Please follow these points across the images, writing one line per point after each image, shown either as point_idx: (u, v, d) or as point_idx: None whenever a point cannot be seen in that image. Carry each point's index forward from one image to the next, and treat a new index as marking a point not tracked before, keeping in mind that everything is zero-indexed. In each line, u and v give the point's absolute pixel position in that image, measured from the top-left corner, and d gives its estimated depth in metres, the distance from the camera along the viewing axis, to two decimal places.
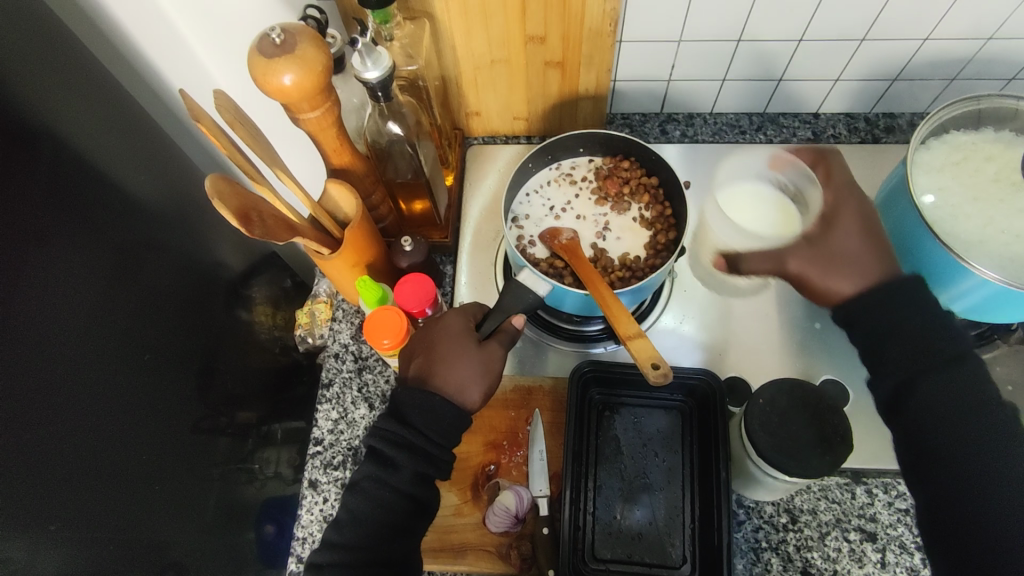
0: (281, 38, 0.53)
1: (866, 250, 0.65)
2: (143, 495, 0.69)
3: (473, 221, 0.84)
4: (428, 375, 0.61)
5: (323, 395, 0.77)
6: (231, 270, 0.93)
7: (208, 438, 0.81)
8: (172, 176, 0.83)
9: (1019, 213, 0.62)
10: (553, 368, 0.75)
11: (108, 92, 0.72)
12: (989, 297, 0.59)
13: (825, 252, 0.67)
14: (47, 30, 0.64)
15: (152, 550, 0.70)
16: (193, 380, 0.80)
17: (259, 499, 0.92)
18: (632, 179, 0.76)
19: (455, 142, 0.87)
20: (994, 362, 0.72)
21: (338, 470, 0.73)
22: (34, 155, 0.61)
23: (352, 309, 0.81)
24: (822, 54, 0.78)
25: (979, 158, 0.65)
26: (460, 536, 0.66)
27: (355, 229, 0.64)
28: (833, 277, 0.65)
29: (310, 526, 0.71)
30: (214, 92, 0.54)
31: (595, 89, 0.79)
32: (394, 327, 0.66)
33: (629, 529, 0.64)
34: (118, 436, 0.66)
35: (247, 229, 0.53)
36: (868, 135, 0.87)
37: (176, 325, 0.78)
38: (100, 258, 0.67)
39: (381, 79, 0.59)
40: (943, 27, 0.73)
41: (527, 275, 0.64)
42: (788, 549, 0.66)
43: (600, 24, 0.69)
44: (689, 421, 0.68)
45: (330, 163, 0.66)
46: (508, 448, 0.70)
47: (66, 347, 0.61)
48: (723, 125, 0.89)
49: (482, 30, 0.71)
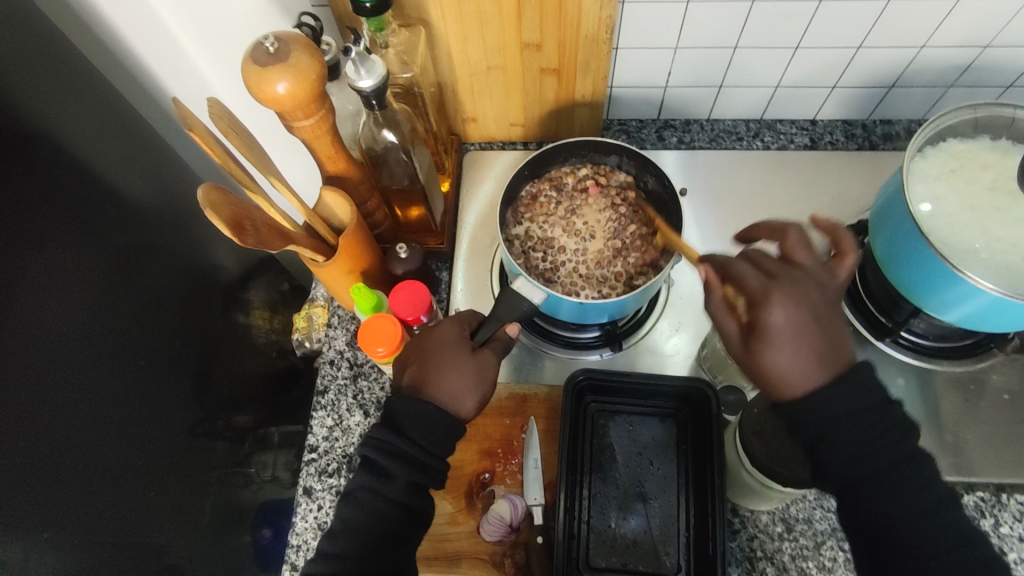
0: (275, 46, 0.53)
1: (829, 341, 0.52)
2: (137, 500, 0.69)
3: (469, 227, 0.84)
4: (422, 385, 0.60)
5: (317, 403, 0.76)
6: (227, 273, 0.93)
7: (204, 441, 0.80)
8: (168, 180, 0.83)
9: (1015, 222, 0.62)
10: (549, 376, 0.76)
11: (102, 96, 0.72)
12: (985, 308, 0.58)
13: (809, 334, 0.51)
14: (44, 39, 0.65)
15: (147, 554, 0.69)
16: (189, 382, 0.79)
17: (256, 502, 0.91)
18: (545, 184, 0.78)
19: (451, 147, 0.87)
20: (991, 370, 0.72)
21: (333, 477, 0.73)
22: (30, 161, 0.61)
23: (347, 315, 0.82)
24: (818, 61, 0.78)
25: (975, 166, 0.65)
26: (454, 545, 0.66)
27: (349, 237, 0.64)
28: (796, 364, 0.51)
29: (304, 534, 0.71)
30: (208, 101, 0.53)
31: (591, 96, 0.79)
32: (388, 334, 0.65)
33: (624, 538, 0.64)
34: (113, 440, 0.66)
35: (240, 238, 0.53)
36: (865, 142, 0.87)
37: (172, 328, 0.78)
38: (95, 261, 0.67)
39: (375, 88, 0.59)
40: (940, 35, 0.72)
41: (521, 283, 0.64)
42: (783, 558, 0.66)
43: (596, 31, 0.69)
44: (683, 430, 0.68)
45: (325, 170, 0.65)
46: (502, 456, 0.70)
47: (62, 350, 0.61)
48: (720, 131, 0.89)
49: (478, 37, 0.71)
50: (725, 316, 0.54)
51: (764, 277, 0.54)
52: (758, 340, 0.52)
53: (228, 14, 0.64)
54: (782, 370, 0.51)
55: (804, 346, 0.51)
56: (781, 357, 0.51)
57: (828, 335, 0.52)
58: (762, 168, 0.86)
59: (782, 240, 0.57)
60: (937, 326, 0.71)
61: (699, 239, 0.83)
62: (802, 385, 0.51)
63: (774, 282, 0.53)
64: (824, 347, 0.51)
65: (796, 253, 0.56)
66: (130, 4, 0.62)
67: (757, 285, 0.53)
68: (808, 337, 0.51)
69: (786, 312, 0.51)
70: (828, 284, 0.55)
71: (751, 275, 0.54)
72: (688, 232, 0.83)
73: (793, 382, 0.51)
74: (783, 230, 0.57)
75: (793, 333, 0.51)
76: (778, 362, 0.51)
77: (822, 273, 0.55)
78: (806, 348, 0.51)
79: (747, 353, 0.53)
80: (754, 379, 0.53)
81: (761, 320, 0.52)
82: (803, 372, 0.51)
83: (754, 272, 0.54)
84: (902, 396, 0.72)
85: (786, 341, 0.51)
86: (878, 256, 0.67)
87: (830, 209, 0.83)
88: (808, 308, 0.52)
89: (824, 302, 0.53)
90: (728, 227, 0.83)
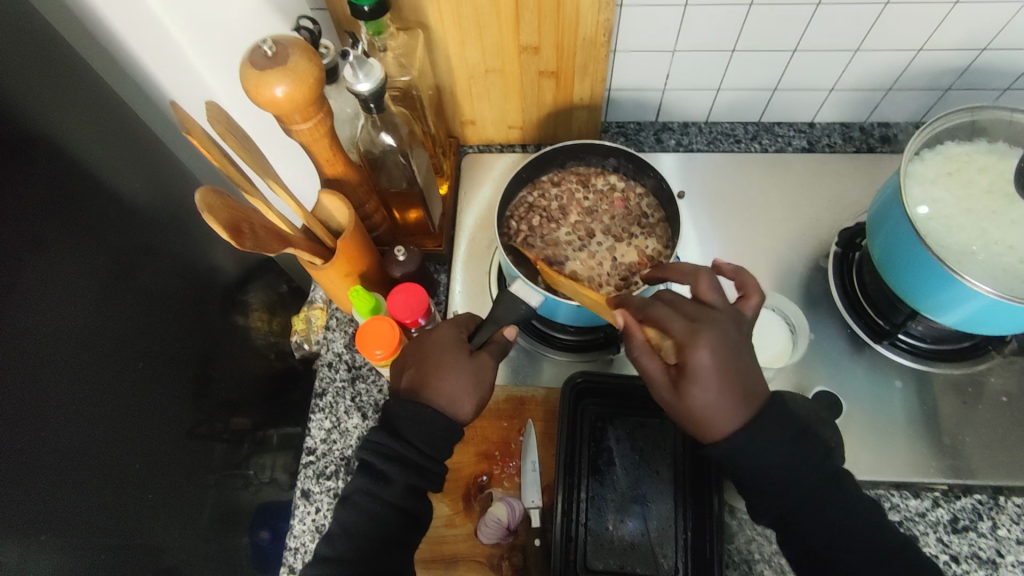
0: (273, 50, 0.53)
1: (751, 385, 0.52)
2: (135, 503, 0.69)
3: (468, 229, 0.84)
4: (420, 388, 0.60)
5: (316, 405, 0.77)
6: (226, 275, 0.93)
7: (203, 443, 0.80)
8: (166, 182, 0.83)
9: (1012, 225, 0.62)
10: (547, 378, 0.76)
11: (101, 99, 0.72)
12: (982, 311, 0.58)
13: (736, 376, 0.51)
14: (43, 42, 0.65)
15: (145, 556, 0.69)
16: (188, 384, 0.79)
17: (254, 504, 0.91)
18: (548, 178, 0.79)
19: (450, 150, 0.87)
20: (988, 373, 0.72)
21: (331, 480, 0.73)
22: (29, 163, 0.62)
23: (346, 317, 0.82)
24: (816, 64, 0.78)
25: (972, 169, 0.65)
26: (452, 547, 0.66)
27: (347, 240, 0.64)
28: (722, 410, 0.51)
29: (302, 536, 0.71)
30: (206, 104, 0.53)
31: (589, 99, 0.79)
32: (386, 337, 0.65)
33: (621, 541, 0.64)
34: (111, 442, 0.66)
35: (238, 242, 0.53)
36: (863, 145, 0.87)
37: (170, 330, 0.78)
38: (94, 264, 0.67)
39: (373, 91, 0.60)
40: (937, 38, 0.73)
41: (519, 286, 0.64)
42: (780, 561, 0.66)
43: (593, 34, 0.69)
44: (681, 433, 0.68)
45: (323, 173, 0.66)
46: (500, 459, 0.70)
47: (60, 353, 0.61)
48: (718, 133, 0.90)
49: (476, 40, 0.71)
50: (651, 359, 0.53)
51: (683, 321, 0.53)
52: (685, 385, 0.51)
53: (226, 17, 0.64)
54: (705, 414, 0.51)
55: (727, 388, 0.51)
56: (705, 398, 0.51)
57: (748, 379, 0.52)
58: (760, 170, 0.86)
59: (694, 283, 0.57)
60: (935, 329, 0.71)
61: (697, 241, 0.83)
62: (725, 428, 0.51)
63: (697, 325, 0.52)
64: (746, 391, 0.51)
65: (708, 295, 0.56)
66: (129, 7, 0.62)
67: (681, 329, 0.52)
68: (729, 380, 0.51)
69: (709, 357, 0.51)
70: (742, 324, 0.54)
71: (674, 320, 0.53)
72: (686, 235, 0.83)
73: (716, 426, 0.51)
74: (695, 274, 0.57)
75: (716, 377, 0.51)
76: (702, 404, 0.51)
77: (735, 314, 0.55)
78: (727, 392, 0.51)
79: (673, 398, 0.52)
80: (685, 421, 0.53)
81: (688, 366, 0.51)
82: (728, 416, 0.51)
83: (675, 317, 0.53)
84: (899, 399, 0.72)
85: (709, 383, 0.51)
86: (875, 258, 0.67)
87: (828, 212, 0.83)
88: (724, 350, 0.51)
89: (742, 341, 0.53)
90: (726, 230, 0.83)
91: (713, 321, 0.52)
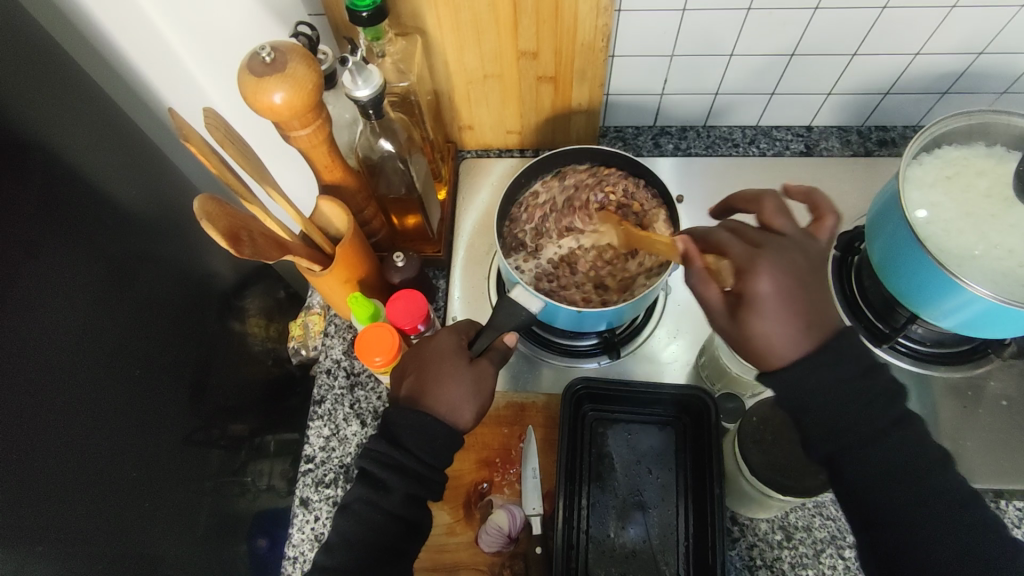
0: (272, 56, 0.53)
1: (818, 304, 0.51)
2: (132, 512, 0.68)
3: (466, 234, 0.84)
4: (420, 396, 0.60)
5: (314, 412, 0.76)
6: (224, 280, 0.93)
7: (200, 450, 0.80)
8: (163, 189, 0.83)
9: (1011, 228, 0.62)
10: (546, 383, 0.75)
11: (97, 106, 0.72)
12: (982, 315, 0.58)
13: (796, 296, 0.50)
14: (40, 51, 0.65)
15: (143, 565, 0.69)
16: (184, 391, 0.78)
17: (252, 512, 0.90)
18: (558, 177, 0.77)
19: (448, 155, 0.87)
20: (987, 376, 0.72)
21: (330, 488, 0.73)
22: (26, 171, 0.61)
23: (344, 324, 0.81)
24: (814, 68, 0.78)
25: (970, 173, 0.65)
26: (452, 556, 0.66)
27: (346, 245, 0.64)
28: (783, 330, 0.50)
29: (301, 545, 0.71)
30: (203, 111, 0.53)
31: (588, 104, 0.79)
32: (385, 344, 0.64)
33: (623, 547, 0.64)
34: (107, 452, 0.65)
35: (237, 249, 0.52)
36: (860, 148, 0.87)
37: (167, 337, 0.77)
38: (90, 271, 0.67)
39: (372, 97, 0.59)
40: (933, 43, 0.73)
41: (519, 292, 0.63)
42: (782, 567, 0.66)
43: (592, 39, 0.69)
44: (682, 438, 0.68)
45: (321, 179, 0.65)
46: (500, 466, 0.70)
47: (55, 361, 0.61)
48: (716, 137, 0.90)
49: (475, 45, 0.71)
50: (710, 288, 0.53)
51: (742, 245, 0.53)
52: (745, 310, 0.51)
53: (223, 22, 0.64)
54: (769, 339, 0.50)
55: (795, 311, 0.50)
56: (769, 323, 0.50)
57: (818, 304, 0.51)
58: (758, 174, 0.86)
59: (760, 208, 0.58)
60: (935, 332, 0.71)
61: None
62: (788, 354, 0.50)
63: (759, 250, 0.52)
64: (815, 316, 0.50)
65: (776, 221, 0.56)
66: (125, 14, 0.62)
67: (743, 254, 0.52)
68: (794, 302, 0.50)
69: (772, 279, 0.51)
70: (811, 247, 0.54)
71: (736, 247, 0.53)
72: None
73: (779, 352, 0.50)
74: (760, 200, 0.58)
75: (783, 298, 0.50)
76: (764, 330, 0.50)
77: (802, 237, 0.55)
78: (795, 317, 0.50)
79: (733, 326, 0.52)
80: (742, 350, 0.52)
81: (750, 289, 0.51)
82: (796, 342, 0.50)
83: (737, 244, 0.54)
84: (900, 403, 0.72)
85: (773, 309, 0.50)
86: (875, 262, 0.67)
87: None
88: (791, 273, 0.51)
89: (809, 264, 0.52)
90: None
91: (778, 240, 0.53)
